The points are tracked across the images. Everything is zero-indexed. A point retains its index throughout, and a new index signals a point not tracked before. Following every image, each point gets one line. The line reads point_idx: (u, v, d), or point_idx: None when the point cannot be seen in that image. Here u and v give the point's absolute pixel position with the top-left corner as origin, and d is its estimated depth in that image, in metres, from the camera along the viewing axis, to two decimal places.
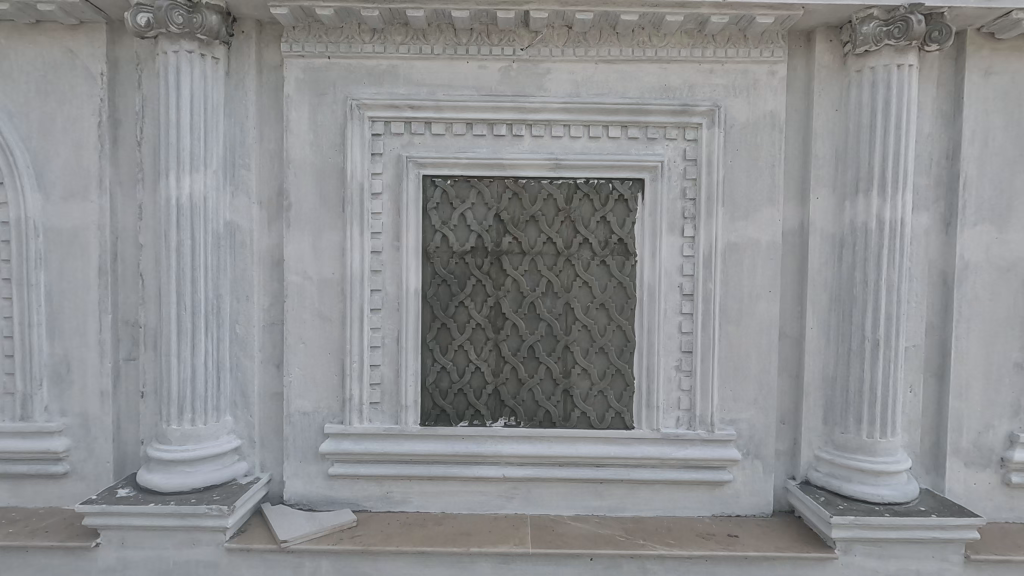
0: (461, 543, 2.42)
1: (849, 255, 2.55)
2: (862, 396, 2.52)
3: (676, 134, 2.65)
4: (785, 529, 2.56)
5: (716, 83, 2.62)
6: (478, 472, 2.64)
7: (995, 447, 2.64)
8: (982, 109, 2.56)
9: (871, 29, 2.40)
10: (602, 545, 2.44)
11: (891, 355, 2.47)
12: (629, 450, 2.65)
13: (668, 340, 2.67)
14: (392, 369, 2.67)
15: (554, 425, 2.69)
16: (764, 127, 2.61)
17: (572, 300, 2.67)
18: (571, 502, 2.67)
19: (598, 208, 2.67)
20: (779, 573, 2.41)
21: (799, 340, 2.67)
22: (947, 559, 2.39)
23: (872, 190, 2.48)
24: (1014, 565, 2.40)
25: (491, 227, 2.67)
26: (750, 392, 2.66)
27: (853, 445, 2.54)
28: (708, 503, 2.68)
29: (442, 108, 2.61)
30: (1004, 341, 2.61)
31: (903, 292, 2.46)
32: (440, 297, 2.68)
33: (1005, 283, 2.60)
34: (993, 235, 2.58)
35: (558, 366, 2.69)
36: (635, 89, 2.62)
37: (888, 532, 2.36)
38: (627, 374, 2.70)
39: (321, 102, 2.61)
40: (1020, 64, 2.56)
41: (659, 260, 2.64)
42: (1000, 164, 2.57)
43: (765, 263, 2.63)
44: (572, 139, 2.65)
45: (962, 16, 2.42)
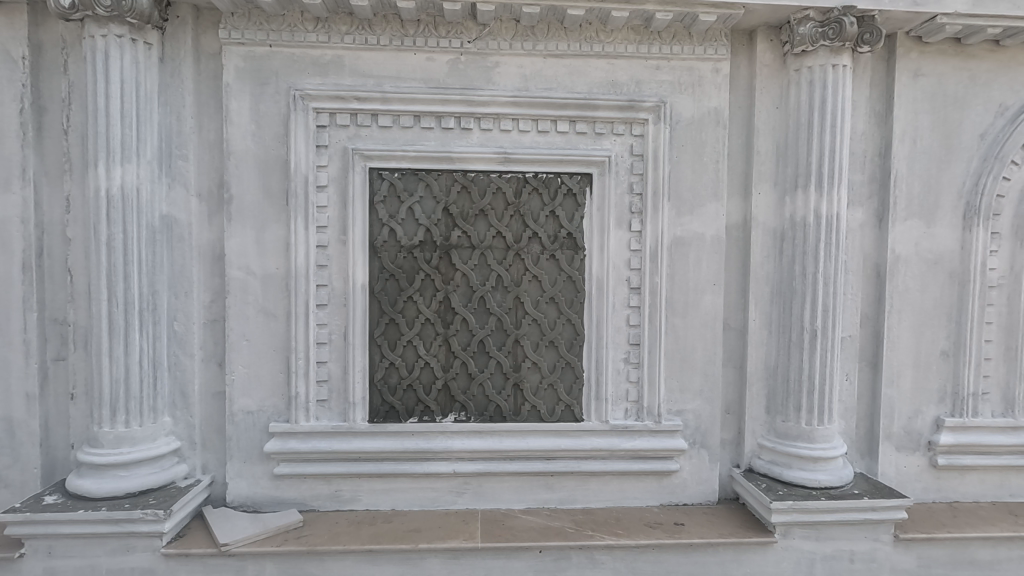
0: (409, 540, 2.42)
1: (789, 248, 2.63)
2: (801, 385, 2.60)
3: (623, 129, 2.67)
4: (728, 516, 2.64)
5: (662, 79, 2.64)
6: (428, 468, 2.64)
7: (924, 431, 2.76)
8: (911, 109, 2.67)
9: (809, 29, 2.46)
10: (550, 537, 2.47)
11: (827, 345, 2.56)
12: (579, 442, 2.68)
13: (616, 333, 2.71)
14: (340, 366, 2.64)
15: (504, 419, 2.71)
16: (709, 123, 2.65)
17: (522, 294, 2.68)
18: (521, 496, 2.70)
19: (547, 202, 2.68)
20: (720, 559, 2.48)
21: (742, 332, 2.74)
22: (877, 540, 2.50)
23: (810, 186, 2.56)
24: (939, 543, 2.52)
25: (440, 221, 2.64)
26: (696, 383, 2.72)
27: (793, 432, 2.62)
28: (656, 493, 2.74)
29: (388, 101, 2.56)
30: (932, 330, 2.73)
31: (838, 284, 2.55)
32: (389, 292, 2.65)
33: (933, 275, 2.72)
34: (922, 229, 2.70)
35: (508, 360, 2.70)
36: (583, 84, 2.63)
37: (824, 516, 2.46)
38: (577, 367, 2.73)
39: (262, 93, 2.53)
40: (947, 66, 2.67)
41: (607, 254, 2.66)
42: (928, 162, 2.69)
43: (709, 256, 2.68)
44: (520, 133, 2.64)
45: (893, 19, 2.51)
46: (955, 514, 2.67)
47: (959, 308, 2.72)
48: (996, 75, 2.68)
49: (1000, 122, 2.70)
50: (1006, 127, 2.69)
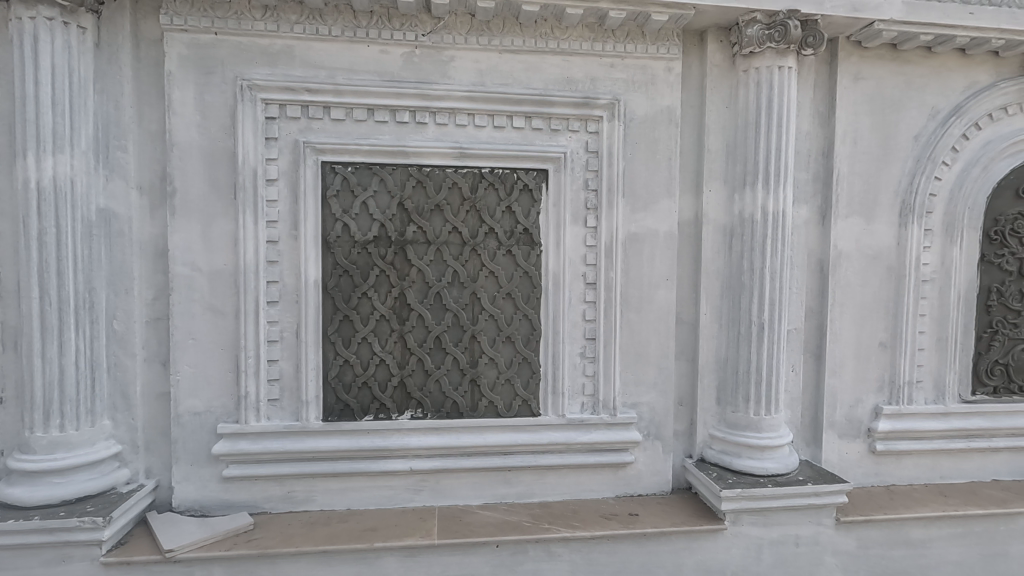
0: (365, 539, 2.39)
1: (738, 243, 2.71)
2: (750, 377, 2.69)
3: (579, 126, 2.69)
4: (681, 505, 2.71)
5: (616, 76, 2.68)
6: (385, 466, 2.61)
7: (864, 419, 2.89)
8: (852, 110, 2.78)
9: (756, 31, 2.53)
10: (507, 531, 2.48)
11: (774, 337, 2.66)
12: (536, 437, 2.70)
13: (573, 328, 2.73)
14: (292, 365, 2.58)
15: (461, 415, 2.70)
16: (662, 121, 2.70)
17: (478, 290, 2.67)
18: (479, 491, 2.70)
19: (503, 197, 2.68)
20: (673, 547, 2.54)
21: (694, 326, 2.81)
22: (821, 523, 2.61)
23: (757, 183, 2.64)
24: (878, 524, 2.65)
25: (395, 216, 2.60)
26: (650, 376, 2.77)
27: (742, 422, 2.71)
28: (612, 484, 2.78)
29: (341, 93, 2.51)
30: (872, 322, 2.86)
31: (783, 278, 2.64)
32: (343, 288, 2.60)
33: (872, 270, 2.84)
34: (862, 226, 2.82)
35: (465, 356, 2.69)
36: (539, 80, 2.64)
37: (770, 502, 2.55)
38: (534, 362, 2.75)
39: (208, 83, 2.44)
40: (885, 70, 2.80)
41: (564, 249, 2.68)
42: (868, 162, 2.81)
43: (663, 252, 2.74)
44: (476, 128, 2.63)
45: (834, 24, 2.61)
46: (892, 497, 2.82)
47: (896, 301, 2.86)
48: (929, 79, 2.83)
49: (932, 125, 2.85)
50: (937, 129, 2.83)
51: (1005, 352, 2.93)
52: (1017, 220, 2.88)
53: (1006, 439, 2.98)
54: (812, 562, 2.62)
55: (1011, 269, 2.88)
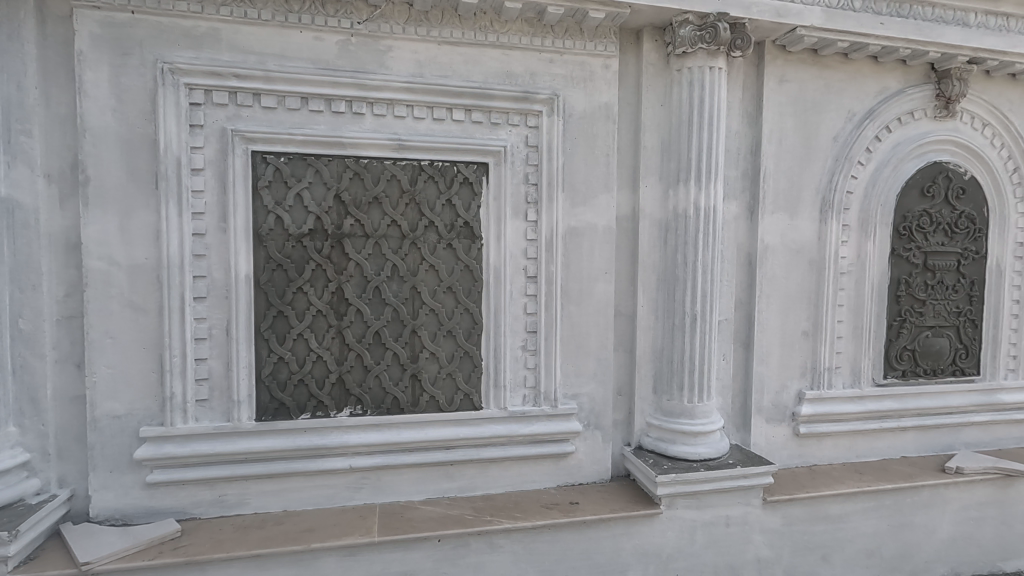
0: (301, 540, 2.32)
1: (673, 237, 2.80)
2: (684, 367, 2.79)
3: (519, 120, 2.71)
4: (620, 492, 2.79)
5: (556, 72, 2.71)
6: (323, 465, 2.55)
7: (789, 404, 3.06)
8: (777, 111, 2.92)
9: (688, 32, 2.62)
10: (449, 525, 2.47)
11: (706, 328, 2.77)
12: (478, 430, 2.70)
13: (514, 321, 2.75)
14: (222, 363, 2.47)
15: (402, 411, 2.66)
16: (600, 118, 2.76)
17: (418, 284, 2.65)
18: (421, 486, 2.68)
19: (443, 190, 2.66)
20: (612, 533, 2.61)
21: (632, 318, 2.88)
22: (749, 504, 2.75)
23: (690, 180, 2.73)
24: (801, 503, 2.82)
25: (331, 208, 2.53)
26: (590, 367, 2.83)
27: (677, 410, 2.81)
28: (553, 475, 2.83)
29: (272, 80, 2.41)
30: (796, 312, 3.03)
31: (714, 271, 2.76)
32: (276, 283, 2.50)
33: (796, 263, 3.00)
34: (787, 222, 2.97)
35: (405, 351, 2.66)
36: (479, 73, 2.63)
37: (703, 485, 2.66)
38: (475, 355, 2.75)
39: (124, 65, 2.29)
40: (807, 74, 2.95)
41: (504, 243, 2.69)
42: (792, 160, 2.96)
43: (601, 246, 2.80)
44: (415, 119, 2.59)
45: (761, 28, 2.73)
46: (813, 476, 3.00)
47: (817, 292, 3.03)
48: (846, 84, 3.01)
49: (849, 127, 3.04)
50: (853, 131, 3.03)
51: (912, 339, 3.17)
52: (922, 216, 3.12)
53: (914, 419, 3.22)
54: (741, 540, 2.76)
55: (917, 262, 3.13)
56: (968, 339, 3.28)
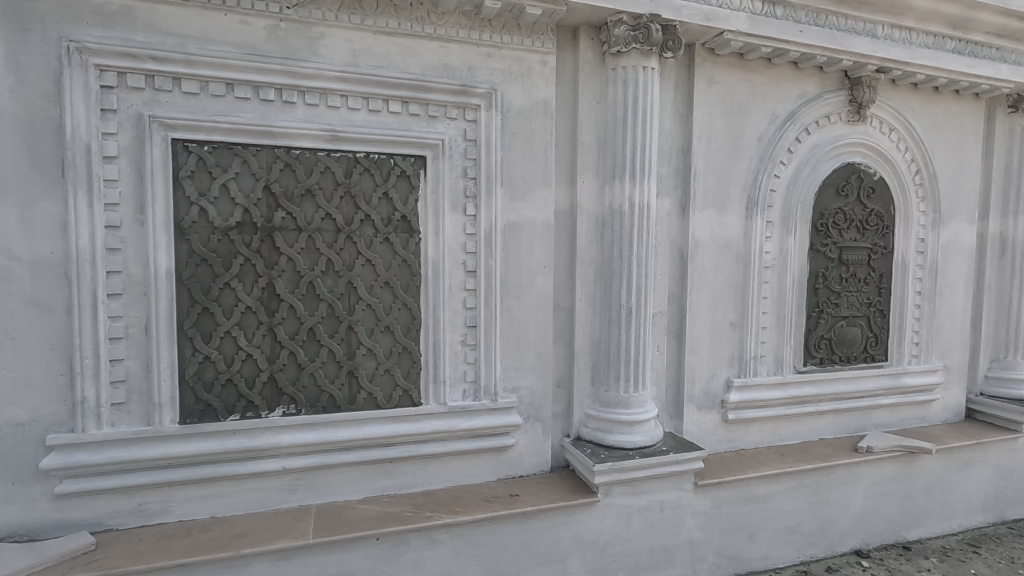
0: (230, 546, 2.23)
1: (609, 232, 2.87)
2: (621, 358, 2.87)
3: (457, 114, 2.69)
4: (560, 482, 2.84)
5: (494, 66, 2.71)
6: (254, 468, 2.45)
7: (718, 391, 3.20)
8: (707, 112, 3.05)
9: (622, 31, 2.68)
10: (388, 523, 2.44)
11: (640, 320, 2.86)
12: (418, 426, 2.68)
13: (454, 316, 2.75)
14: (141, 364, 2.33)
15: (338, 409, 2.60)
16: (538, 113, 2.79)
17: (355, 279, 2.58)
18: (359, 485, 2.63)
19: (380, 183, 2.60)
20: (552, 523, 2.66)
21: (570, 311, 2.94)
22: (681, 488, 2.86)
23: (625, 176, 2.81)
24: (729, 485, 2.96)
25: (261, 200, 2.42)
26: (530, 361, 2.87)
27: (614, 401, 2.89)
28: (494, 468, 2.85)
29: (194, 64, 2.28)
30: (725, 304, 3.17)
31: (648, 265, 2.85)
32: (201, 278, 2.37)
33: (724, 257, 3.15)
34: (715, 218, 3.11)
35: (341, 347, 2.59)
36: (415, 64, 2.59)
37: (638, 472, 2.75)
38: (414, 351, 2.72)
39: (23, 42, 2.10)
40: (734, 77, 3.09)
41: (443, 237, 2.68)
42: (721, 159, 3.10)
43: (540, 240, 2.83)
44: (350, 110, 2.53)
45: (691, 31, 2.83)
46: (740, 459, 3.16)
47: (744, 285, 3.19)
48: (770, 87, 3.18)
49: (772, 128, 3.21)
50: (776, 133, 3.20)
51: (829, 328, 3.40)
52: (837, 214, 3.34)
53: (831, 403, 3.45)
54: (674, 524, 2.87)
55: (832, 256, 3.35)
56: (878, 327, 3.54)
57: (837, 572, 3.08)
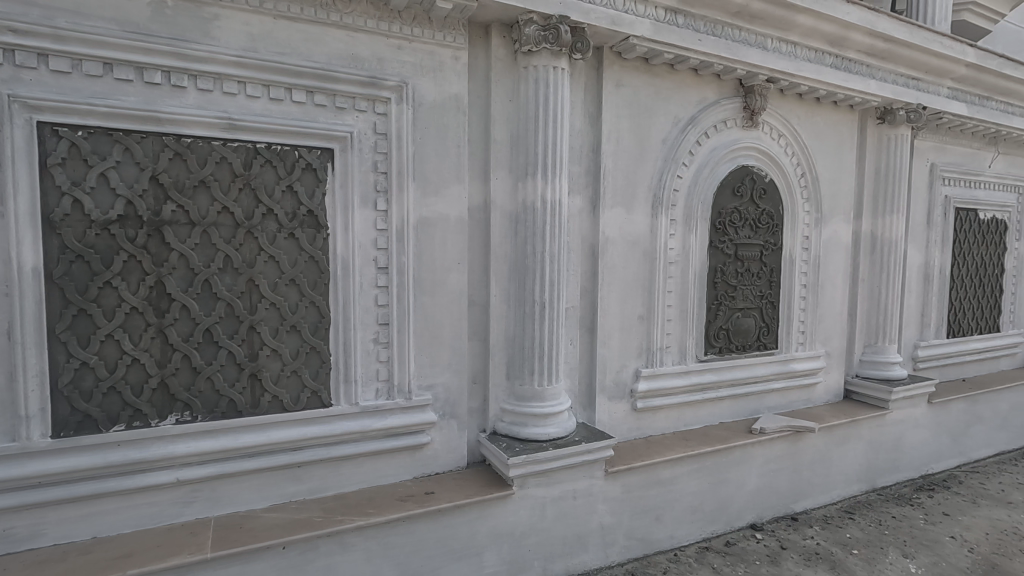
0: (114, 568, 2.05)
1: (522, 228, 2.91)
2: (535, 352, 2.92)
3: (366, 106, 2.62)
4: (476, 477, 2.85)
5: (404, 59, 2.66)
6: (143, 481, 2.27)
7: (628, 382, 3.35)
8: (615, 113, 3.16)
9: (533, 31, 2.72)
10: (295, 530, 2.34)
11: (553, 315, 2.93)
12: (327, 428, 2.59)
13: (365, 314, 2.68)
14: (4, 372, 2.08)
15: (240, 414, 2.46)
16: (450, 109, 2.78)
17: (256, 276, 2.45)
18: (264, 493, 2.51)
19: (283, 176, 2.48)
20: (467, 518, 2.67)
21: (485, 307, 2.95)
22: (593, 476, 2.97)
23: (537, 174, 2.85)
24: (638, 471, 3.11)
25: (147, 192, 2.24)
26: (445, 357, 2.86)
27: (529, 394, 2.94)
28: (409, 467, 2.81)
29: (65, 40, 2.06)
30: (633, 298, 3.32)
31: (559, 261, 2.93)
32: (76, 277, 2.15)
33: (632, 253, 3.29)
34: (623, 216, 3.24)
35: (242, 349, 2.45)
36: (321, 53, 2.49)
37: (552, 463, 2.81)
38: (323, 350, 2.62)
39: None
40: (640, 80, 3.22)
41: (352, 233, 2.60)
42: (629, 159, 3.23)
43: (453, 237, 2.83)
44: (249, 98, 2.39)
45: (599, 34, 2.92)
46: (648, 445, 3.32)
47: (651, 280, 3.35)
48: (673, 92, 3.35)
49: (675, 131, 3.38)
50: (679, 135, 3.38)
51: (727, 319, 3.65)
52: (733, 213, 3.59)
53: (729, 389, 3.71)
54: (587, 511, 2.97)
55: (729, 253, 3.59)
56: (769, 318, 3.85)
57: (734, 545, 3.32)
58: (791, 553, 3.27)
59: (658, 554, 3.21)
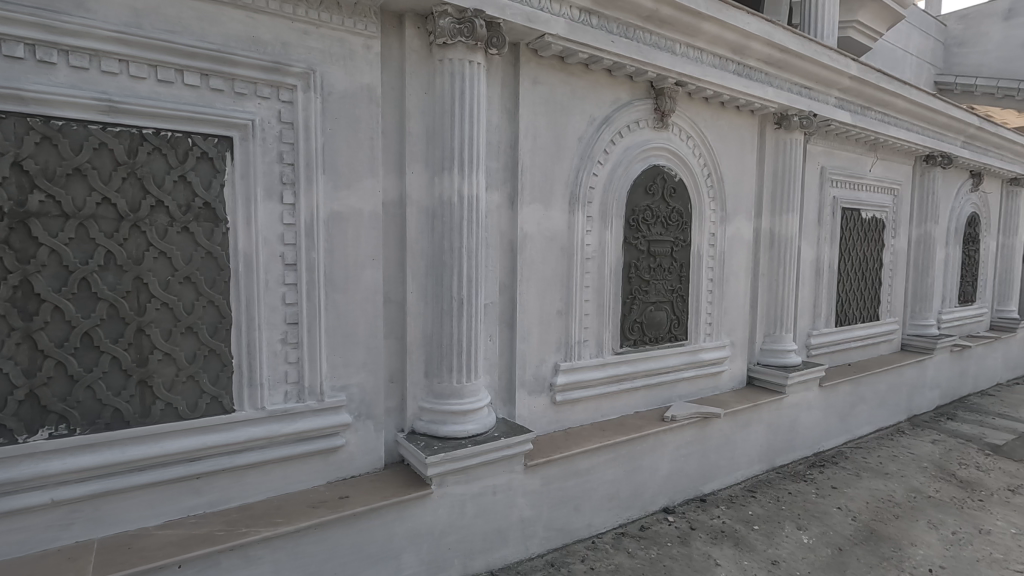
0: None
1: (439, 224, 2.86)
2: (453, 349, 2.89)
3: (269, 93, 2.47)
4: (393, 478, 2.79)
5: (311, 45, 2.54)
6: (10, 505, 2.02)
7: (547, 376, 3.40)
8: (532, 110, 3.18)
9: (447, 23, 2.67)
10: (192, 546, 2.18)
11: (472, 311, 2.91)
12: (229, 435, 2.43)
13: (271, 312, 2.54)
14: None
15: (127, 425, 2.24)
16: (362, 99, 2.68)
17: (144, 274, 2.25)
18: (157, 509, 2.32)
19: (174, 165, 2.29)
20: (384, 521, 2.60)
21: (402, 304, 2.88)
22: (512, 471, 2.99)
23: (453, 169, 2.82)
24: (557, 463, 3.17)
25: (8, 179, 1.98)
26: (359, 356, 2.77)
27: (448, 392, 2.91)
28: (321, 472, 2.70)
29: None
30: (552, 293, 3.37)
31: (477, 257, 2.91)
32: None
33: (550, 249, 3.33)
34: (541, 212, 3.27)
35: (128, 354, 2.24)
36: (217, 33, 2.32)
37: (470, 460, 2.80)
38: (224, 353, 2.45)
39: None
40: (556, 79, 3.27)
41: (255, 227, 2.45)
42: (546, 156, 3.27)
43: (367, 232, 2.74)
44: (133, 78, 2.18)
45: (515, 30, 2.92)
46: (567, 437, 3.39)
47: (568, 276, 3.41)
48: (588, 92, 3.42)
49: (591, 130, 3.46)
50: (594, 134, 3.46)
51: (641, 312, 3.79)
52: (645, 211, 3.73)
53: (643, 379, 3.86)
54: (506, 505, 2.99)
55: (642, 249, 3.74)
56: (680, 311, 4.04)
57: (648, 529, 3.47)
58: (700, 533, 3.46)
59: (577, 543, 3.29)
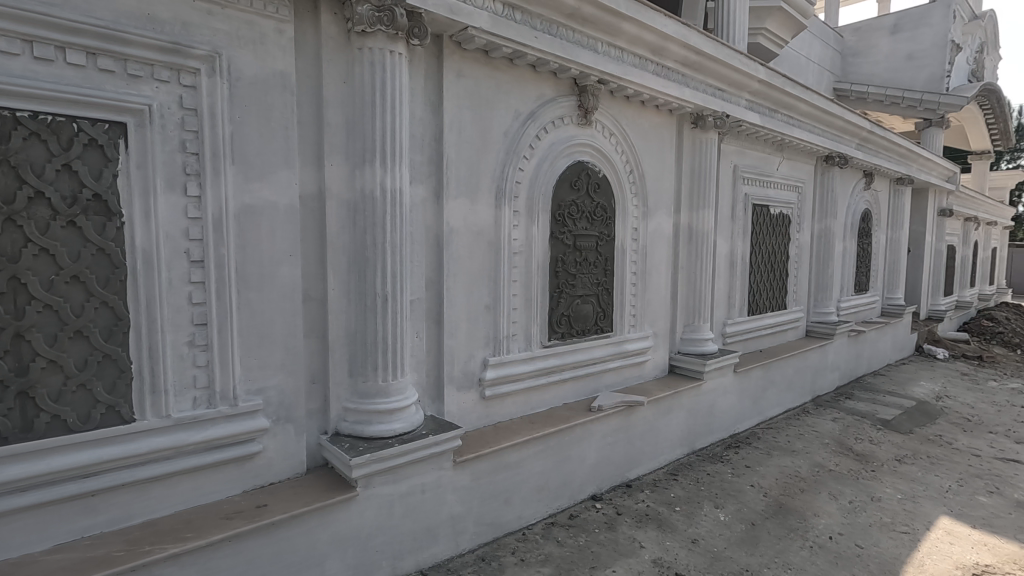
0: None
1: (361, 218, 2.77)
2: (378, 347, 2.82)
3: (168, 76, 2.28)
4: (315, 483, 2.68)
5: (215, 26, 2.37)
6: None
7: (476, 371, 3.39)
8: (456, 103, 3.14)
9: (366, 11, 2.58)
10: (85, 570, 1.99)
11: (396, 307, 2.85)
12: (129, 447, 2.24)
13: (176, 313, 2.36)
14: None
15: (4, 442, 2.01)
16: (274, 87, 2.54)
17: (22, 273, 2.01)
18: (45, 533, 2.10)
19: (56, 153, 2.07)
20: (306, 528, 2.50)
21: (323, 302, 2.77)
22: (441, 468, 2.96)
23: (376, 162, 2.73)
24: (486, 458, 3.17)
25: None
26: (276, 357, 2.64)
27: (373, 390, 2.83)
28: (237, 480, 2.55)
29: None
30: (479, 287, 3.35)
31: (402, 251, 2.85)
32: None
33: (477, 243, 3.31)
34: (468, 206, 3.25)
35: (4, 362, 2.00)
36: (105, 8, 2.11)
37: (397, 459, 2.74)
38: (121, 358, 2.25)
39: None
40: (480, 72, 3.24)
41: (154, 221, 2.26)
42: (471, 149, 3.24)
43: (283, 227, 2.61)
44: (4, 54, 1.94)
45: (437, 21, 2.87)
46: (496, 432, 3.40)
47: (495, 270, 3.42)
48: (513, 87, 3.43)
49: (516, 124, 3.47)
50: (519, 129, 3.47)
51: (568, 306, 3.86)
52: (570, 206, 3.80)
53: (570, 371, 3.94)
54: (436, 503, 2.96)
55: (568, 243, 3.81)
56: (606, 304, 4.15)
57: (577, 517, 3.55)
58: (626, 517, 3.58)
59: (507, 535, 3.31)
